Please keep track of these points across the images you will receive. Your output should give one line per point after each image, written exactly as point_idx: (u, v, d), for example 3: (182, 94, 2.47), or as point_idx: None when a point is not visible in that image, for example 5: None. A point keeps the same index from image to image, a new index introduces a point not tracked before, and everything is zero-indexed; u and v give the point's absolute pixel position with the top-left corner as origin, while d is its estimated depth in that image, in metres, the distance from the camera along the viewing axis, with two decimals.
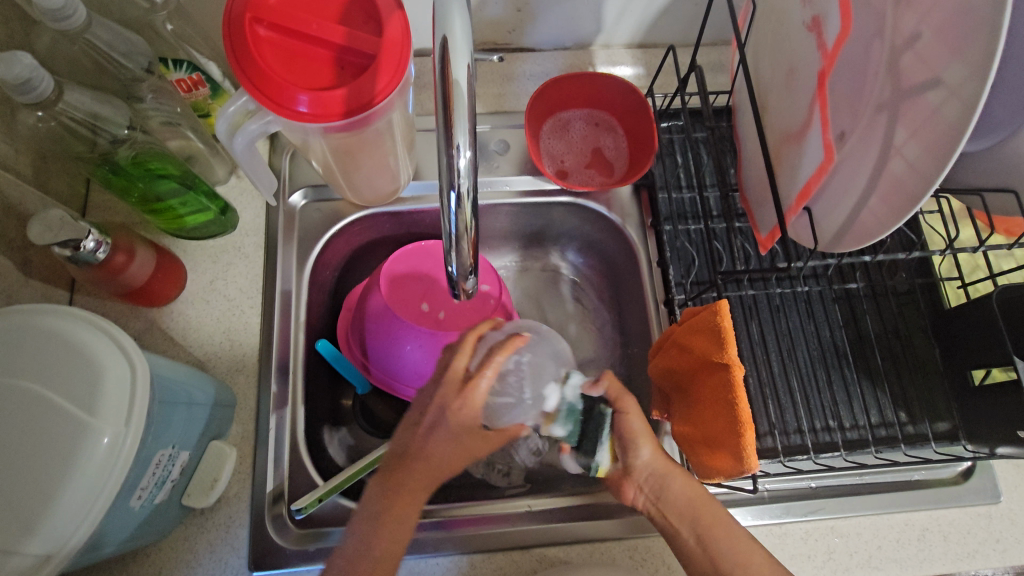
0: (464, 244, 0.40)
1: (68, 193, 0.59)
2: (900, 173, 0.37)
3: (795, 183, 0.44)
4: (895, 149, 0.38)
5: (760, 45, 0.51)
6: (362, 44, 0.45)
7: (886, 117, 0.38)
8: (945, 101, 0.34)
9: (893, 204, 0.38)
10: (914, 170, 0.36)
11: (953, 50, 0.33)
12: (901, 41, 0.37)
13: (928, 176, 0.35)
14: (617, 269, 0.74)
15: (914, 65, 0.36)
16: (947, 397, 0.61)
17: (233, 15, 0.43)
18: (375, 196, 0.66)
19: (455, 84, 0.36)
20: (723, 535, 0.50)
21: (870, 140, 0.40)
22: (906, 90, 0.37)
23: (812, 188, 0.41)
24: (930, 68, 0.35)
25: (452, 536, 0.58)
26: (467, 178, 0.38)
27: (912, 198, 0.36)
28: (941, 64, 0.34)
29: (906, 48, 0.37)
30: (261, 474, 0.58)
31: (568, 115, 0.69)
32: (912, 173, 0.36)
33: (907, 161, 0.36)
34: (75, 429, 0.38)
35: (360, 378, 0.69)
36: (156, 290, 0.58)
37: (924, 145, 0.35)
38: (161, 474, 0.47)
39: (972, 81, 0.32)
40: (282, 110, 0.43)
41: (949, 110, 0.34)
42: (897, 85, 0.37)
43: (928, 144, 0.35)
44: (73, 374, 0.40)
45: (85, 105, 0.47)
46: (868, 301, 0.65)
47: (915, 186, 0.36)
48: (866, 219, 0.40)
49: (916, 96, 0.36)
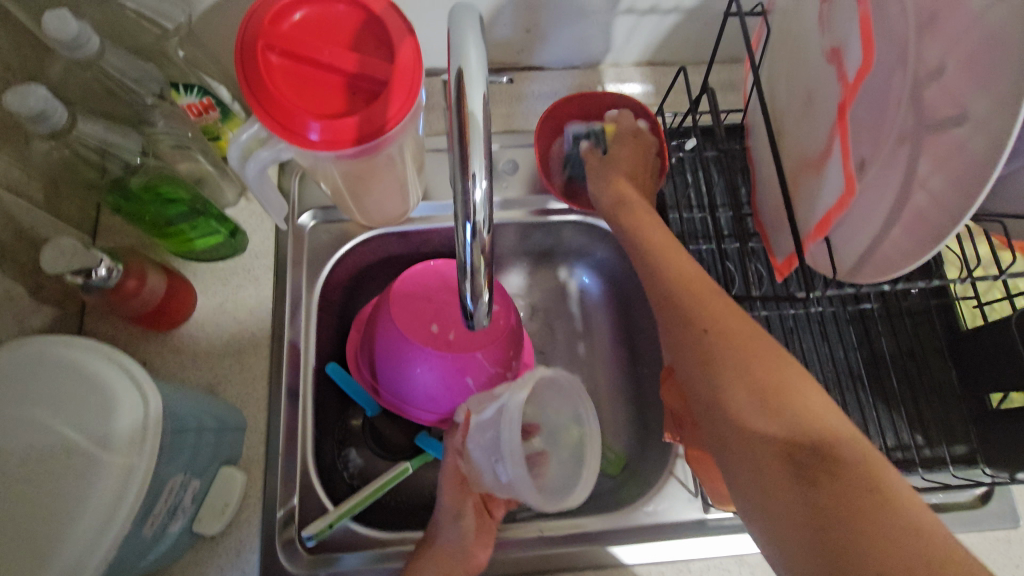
0: (479, 275, 0.40)
1: (78, 217, 0.59)
2: (924, 206, 0.37)
3: (813, 213, 0.43)
4: (919, 181, 0.37)
5: (775, 68, 0.51)
6: (374, 70, 0.44)
7: (907, 149, 0.38)
8: (971, 136, 0.33)
9: (916, 236, 0.37)
10: (938, 204, 0.36)
11: (980, 86, 0.33)
12: (924, 73, 0.37)
13: (953, 210, 0.35)
14: (627, 288, 0.73)
15: (938, 98, 0.36)
16: (965, 421, 0.60)
17: (246, 44, 0.43)
18: (385, 217, 0.66)
19: (471, 115, 0.36)
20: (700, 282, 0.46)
21: (891, 172, 0.39)
22: (930, 122, 0.36)
23: (832, 220, 0.40)
24: (955, 102, 0.35)
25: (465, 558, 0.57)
26: (484, 209, 0.38)
27: (937, 232, 0.36)
28: (967, 98, 0.34)
29: (930, 80, 0.36)
30: (271, 498, 0.57)
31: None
32: (935, 206, 0.36)
33: (931, 193, 0.36)
34: (88, 465, 0.38)
35: (369, 400, 0.68)
36: (166, 314, 0.58)
37: (948, 179, 0.35)
38: (172, 501, 0.47)
39: (999, 117, 0.32)
40: (293, 137, 0.43)
41: (975, 145, 0.33)
42: (919, 117, 0.37)
43: (953, 178, 0.35)
44: (84, 405, 0.40)
45: (99, 135, 0.48)
46: (882, 322, 0.64)
47: (940, 220, 0.35)
48: (888, 249, 0.40)
49: (940, 131, 0.36)
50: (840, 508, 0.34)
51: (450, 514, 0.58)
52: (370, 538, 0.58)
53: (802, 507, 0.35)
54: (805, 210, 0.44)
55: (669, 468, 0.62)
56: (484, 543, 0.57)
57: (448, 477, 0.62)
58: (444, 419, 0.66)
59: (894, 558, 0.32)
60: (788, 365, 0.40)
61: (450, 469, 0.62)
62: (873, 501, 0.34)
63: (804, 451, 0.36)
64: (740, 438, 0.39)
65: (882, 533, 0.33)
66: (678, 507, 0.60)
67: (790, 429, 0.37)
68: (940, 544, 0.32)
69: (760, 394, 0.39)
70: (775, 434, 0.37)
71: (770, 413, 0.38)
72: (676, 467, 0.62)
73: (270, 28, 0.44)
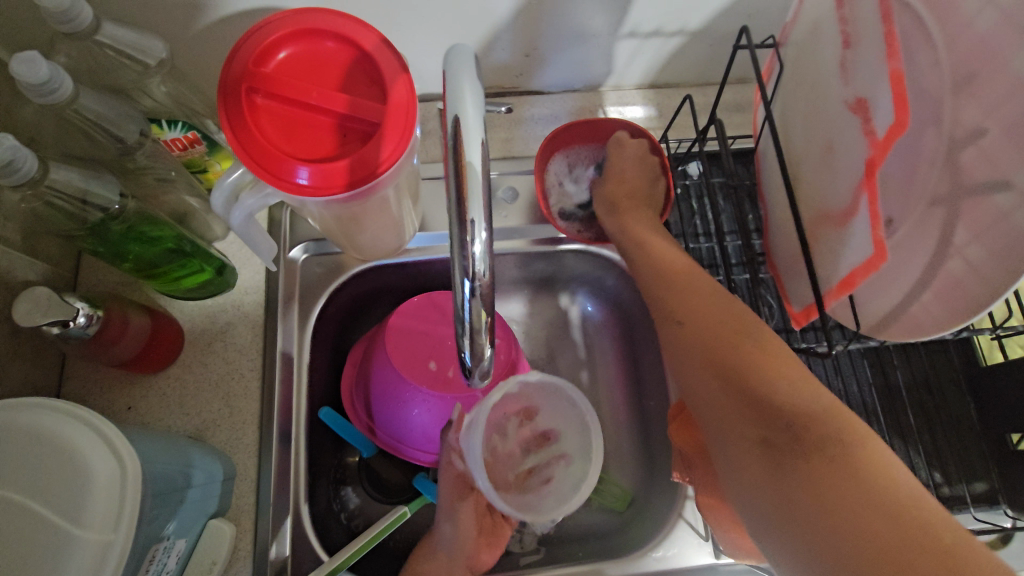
0: (479, 332, 0.37)
1: (57, 255, 0.56)
2: (959, 273, 0.35)
3: (835, 268, 0.40)
4: (954, 248, 0.36)
5: (789, 104, 0.49)
6: (366, 111, 0.42)
7: (942, 213, 0.37)
8: (1017, 206, 0.32)
9: (949, 302, 0.36)
10: (977, 272, 0.34)
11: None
12: (961, 133, 0.35)
13: (993, 281, 0.33)
14: (630, 316, 0.71)
15: (977, 162, 0.34)
16: (985, 458, 0.58)
17: (230, 86, 0.41)
18: (380, 251, 0.63)
19: (469, 166, 0.33)
20: (686, 279, 0.50)
21: (923, 231, 0.38)
22: (968, 186, 0.35)
23: (858, 280, 0.38)
24: (997, 169, 0.33)
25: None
26: (484, 262, 0.35)
27: (975, 302, 0.34)
28: (1011, 167, 0.32)
29: (968, 143, 0.35)
30: (262, 551, 0.55)
31: (573, 155, 0.65)
32: (972, 274, 0.34)
33: (968, 261, 0.34)
34: (72, 549, 0.36)
35: (365, 441, 0.65)
36: (150, 358, 0.56)
37: (988, 248, 0.33)
38: (155, 568, 0.44)
39: None
40: (281, 183, 0.41)
41: (1019, 216, 0.32)
42: (956, 179, 0.36)
43: (994, 247, 0.33)
44: (59, 480, 0.37)
45: (73, 181, 0.44)
46: (897, 353, 0.62)
47: (979, 290, 0.34)
48: (917, 313, 0.38)
49: (980, 196, 0.34)
50: (800, 449, 0.37)
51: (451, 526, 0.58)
52: None
53: (767, 466, 0.38)
54: (824, 257, 0.42)
55: (678, 509, 0.59)
56: (490, 546, 0.59)
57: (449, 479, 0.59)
58: None
59: (852, 500, 0.34)
60: (761, 346, 0.43)
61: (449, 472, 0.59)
62: (833, 455, 0.36)
63: (777, 429, 0.38)
64: (721, 419, 0.41)
65: (839, 472, 0.35)
66: (689, 551, 0.57)
67: (755, 401, 0.40)
68: (894, 476, 0.35)
69: (734, 378, 0.41)
70: (751, 414, 0.40)
71: (745, 394, 0.40)
72: (685, 508, 0.59)
73: (255, 68, 0.41)
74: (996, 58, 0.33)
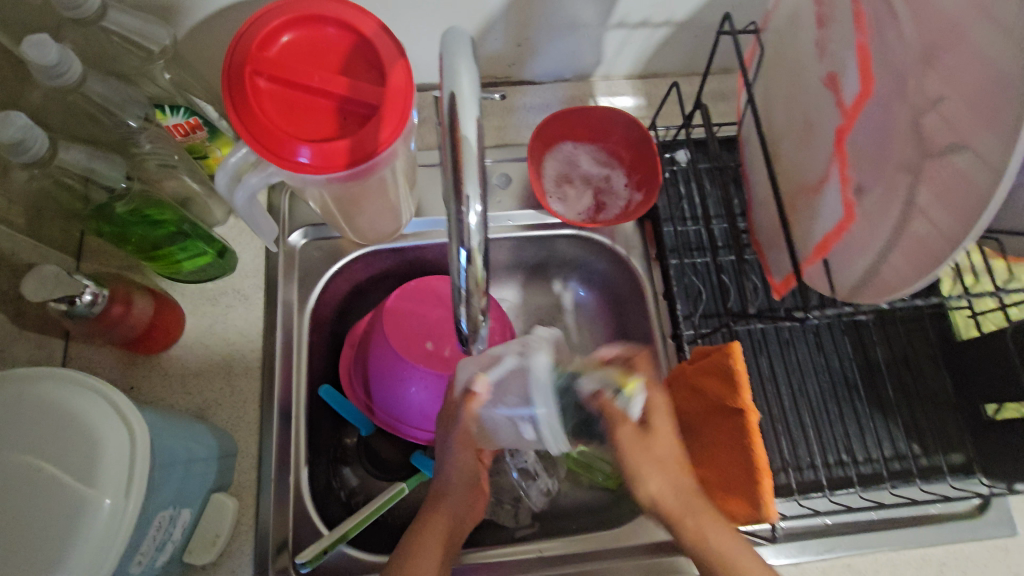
0: (474, 299, 0.39)
1: (62, 239, 0.58)
2: (923, 233, 0.37)
3: (812, 233, 0.46)
4: (918, 212, 0.38)
5: (771, 88, 0.51)
6: (365, 94, 0.44)
7: (907, 178, 0.39)
8: (974, 167, 0.34)
9: (916, 263, 0.38)
10: (940, 233, 0.36)
11: (982, 116, 0.33)
12: (925, 103, 0.37)
13: (953, 239, 0.35)
14: (621, 299, 0.73)
15: (938, 126, 0.36)
16: (961, 430, 0.60)
17: (234, 69, 0.43)
18: (375, 235, 0.65)
19: (464, 141, 0.35)
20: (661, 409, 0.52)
21: (892, 195, 0.40)
22: (932, 151, 0.37)
23: (832, 241, 0.44)
24: (957, 132, 0.35)
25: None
26: (478, 233, 0.37)
27: (937, 260, 0.36)
28: (969, 130, 0.34)
29: (930, 110, 0.37)
30: (264, 527, 0.56)
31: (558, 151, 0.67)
32: (935, 234, 0.36)
33: (931, 222, 0.36)
34: (80, 509, 0.37)
35: (363, 420, 0.67)
36: (151, 338, 0.57)
37: (947, 208, 0.35)
38: (161, 536, 0.46)
39: (1001, 149, 0.32)
40: (283, 163, 0.42)
41: (976, 176, 0.33)
42: (922, 146, 0.38)
43: (952, 207, 0.35)
44: (70, 445, 0.39)
45: (81, 162, 0.47)
46: (877, 331, 0.64)
47: (937, 247, 0.36)
48: (888, 275, 0.40)
49: (941, 157, 0.36)
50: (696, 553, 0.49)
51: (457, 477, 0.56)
52: (366, 562, 0.57)
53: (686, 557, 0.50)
54: (804, 231, 0.47)
55: None
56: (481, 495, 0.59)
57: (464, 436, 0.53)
58: None
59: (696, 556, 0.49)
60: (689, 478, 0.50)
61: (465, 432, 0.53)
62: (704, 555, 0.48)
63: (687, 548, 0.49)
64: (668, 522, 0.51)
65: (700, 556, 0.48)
66: None
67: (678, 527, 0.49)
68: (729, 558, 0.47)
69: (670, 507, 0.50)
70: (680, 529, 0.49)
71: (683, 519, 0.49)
72: None
73: (258, 52, 0.43)
74: (953, 28, 0.35)
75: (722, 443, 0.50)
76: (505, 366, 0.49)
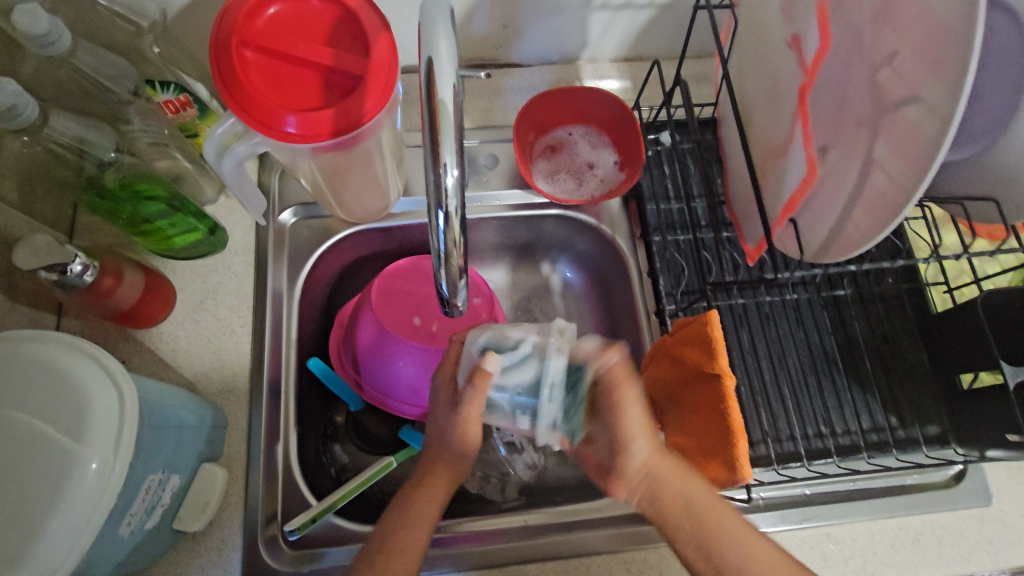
0: (452, 260, 0.40)
1: (53, 217, 0.59)
2: (881, 185, 0.39)
3: (781, 191, 0.47)
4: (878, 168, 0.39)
5: (745, 61, 0.52)
6: (349, 65, 0.45)
7: (867, 133, 0.41)
8: (924, 117, 0.36)
9: (875, 217, 0.40)
10: (895, 184, 0.38)
11: (932, 68, 0.35)
12: (880, 58, 0.39)
13: (908, 188, 0.37)
14: (608, 279, 0.74)
15: (893, 82, 0.38)
16: (936, 401, 0.62)
17: (220, 39, 0.43)
18: (365, 212, 0.66)
19: (441, 104, 0.36)
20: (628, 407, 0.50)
21: (852, 152, 0.42)
22: (887, 105, 0.39)
23: (797, 200, 0.45)
24: (908, 85, 0.37)
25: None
26: (455, 196, 0.38)
27: (893, 210, 0.38)
28: (919, 82, 0.36)
29: (885, 65, 0.39)
30: (253, 498, 0.57)
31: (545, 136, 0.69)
32: (894, 187, 0.38)
33: (889, 174, 0.38)
34: (74, 454, 0.38)
35: (352, 395, 0.68)
36: (143, 312, 0.58)
37: (902, 158, 0.37)
38: (151, 499, 0.47)
39: (948, 97, 0.34)
40: (269, 131, 0.43)
41: (925, 125, 0.35)
42: (879, 101, 0.39)
43: (907, 158, 0.37)
44: (60, 402, 0.40)
45: (72, 131, 0.48)
46: (856, 307, 0.66)
47: (897, 199, 0.38)
48: (851, 231, 0.42)
49: (896, 111, 0.38)
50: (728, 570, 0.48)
51: (456, 447, 0.54)
52: (354, 532, 0.58)
53: None
54: (772, 197, 0.48)
55: None
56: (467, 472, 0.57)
57: (467, 413, 0.51)
58: (429, 412, 0.66)
59: None
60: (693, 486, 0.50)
61: (466, 411, 0.51)
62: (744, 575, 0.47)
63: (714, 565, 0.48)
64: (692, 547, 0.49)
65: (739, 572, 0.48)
66: None
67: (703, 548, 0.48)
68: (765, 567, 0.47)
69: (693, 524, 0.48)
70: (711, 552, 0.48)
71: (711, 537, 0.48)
72: None
73: (244, 23, 0.44)
74: None
75: (708, 410, 0.50)
76: (520, 351, 0.49)
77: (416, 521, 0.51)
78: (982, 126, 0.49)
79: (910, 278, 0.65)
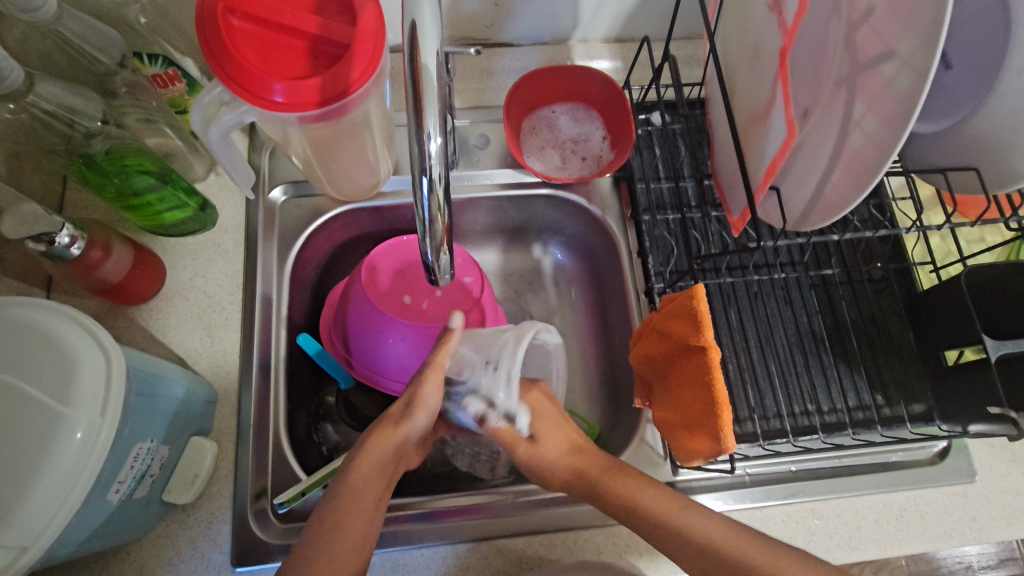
0: (436, 227, 0.41)
1: (42, 191, 0.59)
2: (860, 146, 0.40)
3: (762, 159, 0.47)
4: (858, 130, 0.40)
5: (736, 33, 0.53)
6: (336, 33, 0.45)
7: (844, 92, 0.42)
8: (899, 72, 0.37)
9: (854, 178, 0.41)
10: (872, 142, 0.39)
11: (906, 24, 0.36)
12: (857, 16, 0.40)
13: (885, 148, 0.38)
14: (598, 261, 0.74)
15: (869, 39, 0.39)
16: (922, 379, 0.62)
17: (205, 5, 0.43)
18: (355, 190, 0.66)
19: (425, 69, 0.36)
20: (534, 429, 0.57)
21: (831, 116, 0.43)
22: (864, 63, 0.40)
23: (778, 165, 0.44)
24: (885, 42, 0.38)
25: (381, 568, 0.56)
26: (439, 163, 0.38)
27: (871, 167, 0.39)
28: (895, 38, 0.37)
29: (862, 23, 0.40)
30: (242, 472, 0.57)
31: (536, 115, 0.69)
32: (872, 147, 0.39)
33: (868, 135, 0.39)
34: (62, 408, 0.39)
35: (343, 373, 0.69)
36: (132, 288, 0.58)
37: (881, 118, 0.38)
38: (139, 467, 0.47)
39: (922, 50, 0.35)
40: (257, 100, 0.43)
41: (902, 81, 0.36)
42: (854, 60, 0.40)
43: (884, 116, 0.38)
44: (45, 363, 0.40)
45: (57, 97, 0.48)
46: (844, 288, 0.66)
47: (873, 157, 0.39)
48: (832, 194, 0.43)
49: (872, 69, 0.39)
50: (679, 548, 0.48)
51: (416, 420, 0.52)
52: None
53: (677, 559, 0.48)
54: (757, 162, 0.48)
55: (639, 433, 0.63)
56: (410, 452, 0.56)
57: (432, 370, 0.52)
58: None
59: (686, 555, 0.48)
60: (627, 481, 0.52)
61: (432, 360, 0.52)
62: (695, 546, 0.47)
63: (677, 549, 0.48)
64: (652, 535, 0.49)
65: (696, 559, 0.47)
66: (650, 468, 0.60)
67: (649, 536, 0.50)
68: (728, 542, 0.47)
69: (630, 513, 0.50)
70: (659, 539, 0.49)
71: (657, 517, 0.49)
72: (646, 431, 0.63)
73: None
74: None
75: (693, 383, 0.51)
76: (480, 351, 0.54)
77: (364, 484, 0.49)
78: (965, 97, 0.50)
79: (898, 259, 0.65)
